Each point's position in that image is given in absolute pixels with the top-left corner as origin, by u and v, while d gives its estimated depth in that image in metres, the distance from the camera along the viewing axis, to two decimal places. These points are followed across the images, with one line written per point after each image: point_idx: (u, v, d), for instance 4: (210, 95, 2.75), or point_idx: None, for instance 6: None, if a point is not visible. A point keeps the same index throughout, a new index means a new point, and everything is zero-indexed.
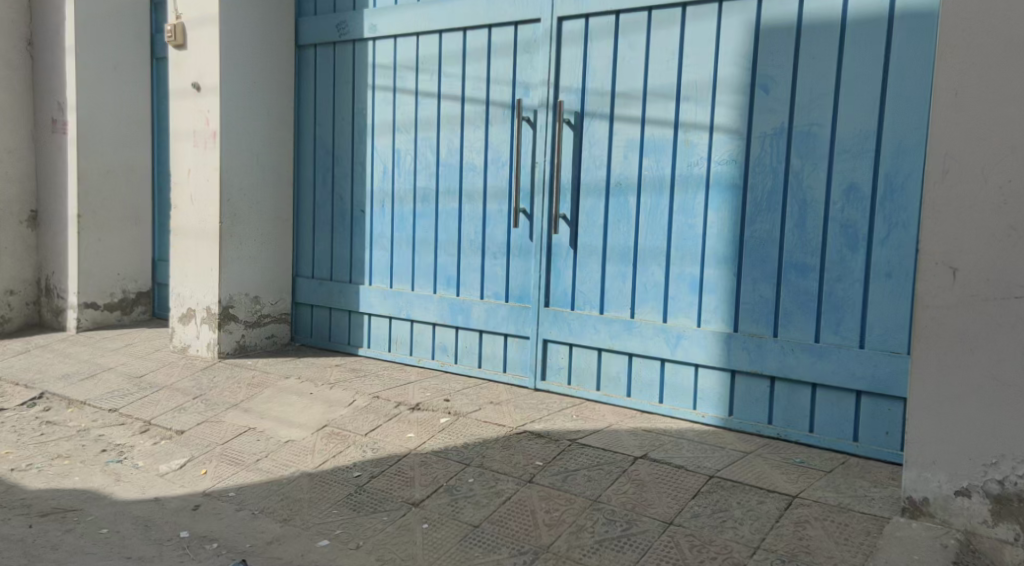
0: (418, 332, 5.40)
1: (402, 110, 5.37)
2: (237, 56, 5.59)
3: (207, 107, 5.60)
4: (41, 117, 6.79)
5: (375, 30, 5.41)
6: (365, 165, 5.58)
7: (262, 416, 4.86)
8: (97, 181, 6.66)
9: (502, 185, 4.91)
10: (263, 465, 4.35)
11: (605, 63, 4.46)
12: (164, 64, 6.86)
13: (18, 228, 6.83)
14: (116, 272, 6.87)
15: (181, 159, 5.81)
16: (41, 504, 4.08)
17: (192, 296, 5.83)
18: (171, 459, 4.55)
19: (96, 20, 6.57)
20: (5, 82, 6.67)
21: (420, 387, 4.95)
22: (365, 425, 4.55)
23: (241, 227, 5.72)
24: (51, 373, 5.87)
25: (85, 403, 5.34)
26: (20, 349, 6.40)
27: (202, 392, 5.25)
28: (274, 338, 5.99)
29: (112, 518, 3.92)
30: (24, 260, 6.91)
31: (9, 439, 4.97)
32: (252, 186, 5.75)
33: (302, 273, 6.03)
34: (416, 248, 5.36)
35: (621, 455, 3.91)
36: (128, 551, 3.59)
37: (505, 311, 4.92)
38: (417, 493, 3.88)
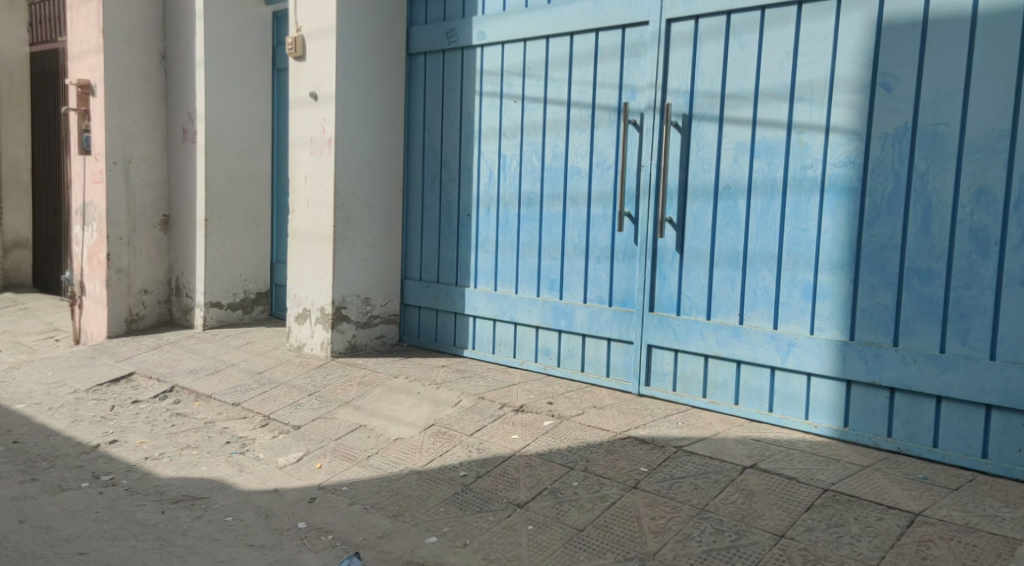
0: (522, 335, 5.45)
1: (508, 115, 5.43)
2: (352, 65, 5.79)
3: (324, 115, 5.82)
4: (173, 126, 7.24)
5: (484, 37, 5.50)
6: (472, 169, 5.68)
7: (372, 414, 5.02)
8: (221, 186, 7.03)
9: (607, 188, 4.90)
10: (374, 462, 4.49)
11: (715, 64, 4.39)
12: (284, 74, 7.17)
13: (152, 232, 7.31)
14: (238, 273, 7.23)
15: (299, 165, 6.07)
16: (172, 491, 4.34)
17: (307, 297, 6.06)
18: (288, 452, 4.76)
19: (222, 34, 6.93)
20: (141, 94, 7.15)
21: (524, 390, 5.00)
22: (471, 425, 4.63)
23: (354, 231, 5.91)
24: (180, 368, 6.24)
25: (211, 396, 5.65)
26: (152, 345, 6.84)
27: (316, 389, 5.47)
28: (383, 338, 6.17)
29: (235, 507, 4.13)
30: (156, 262, 7.37)
31: (143, 429, 5.32)
32: (365, 190, 5.93)
33: (410, 275, 6.18)
34: (519, 252, 5.42)
35: (729, 464, 3.83)
36: (251, 539, 3.78)
37: (609, 316, 4.90)
38: (522, 494, 3.93)
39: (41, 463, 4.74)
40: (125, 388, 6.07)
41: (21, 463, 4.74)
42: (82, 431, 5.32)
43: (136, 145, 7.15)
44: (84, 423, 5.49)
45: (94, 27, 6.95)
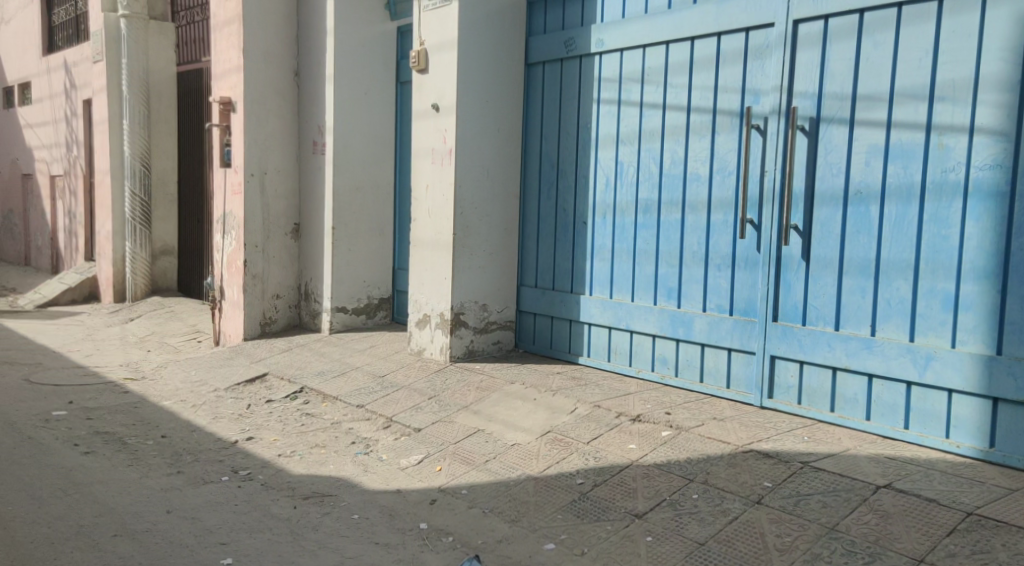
0: (638, 343, 5.39)
1: (626, 123, 5.40)
2: (473, 76, 5.89)
3: (445, 125, 5.95)
4: (304, 139, 7.60)
5: (602, 45, 5.49)
6: (588, 177, 5.67)
7: (489, 419, 5.08)
8: (347, 196, 7.31)
9: (729, 195, 4.80)
10: (492, 466, 4.55)
11: (846, 65, 4.22)
12: (407, 87, 7.39)
13: (284, 240, 7.68)
14: (362, 280, 7.49)
15: (420, 175, 6.22)
16: (303, 488, 4.54)
17: (428, 303, 6.20)
18: (410, 454, 4.89)
19: (350, 50, 7.20)
20: (275, 109, 7.53)
21: (641, 399, 4.94)
22: (588, 433, 4.62)
23: (473, 238, 6.01)
24: (309, 370, 6.52)
25: (337, 398, 5.88)
26: (284, 347, 7.18)
27: (436, 393, 5.59)
28: (500, 344, 6.24)
29: (361, 506, 4.28)
30: (287, 268, 7.74)
31: (276, 427, 5.59)
32: (483, 199, 6.03)
33: (526, 282, 6.24)
34: (636, 259, 5.37)
35: (860, 482, 3.66)
36: (376, 537, 3.90)
37: (730, 325, 4.78)
38: (641, 504, 3.89)
39: (186, 457, 5.06)
40: (259, 388, 6.40)
41: (168, 456, 5.07)
42: (222, 428, 5.64)
43: (270, 157, 7.53)
44: (223, 420, 5.82)
45: (235, 48, 7.39)
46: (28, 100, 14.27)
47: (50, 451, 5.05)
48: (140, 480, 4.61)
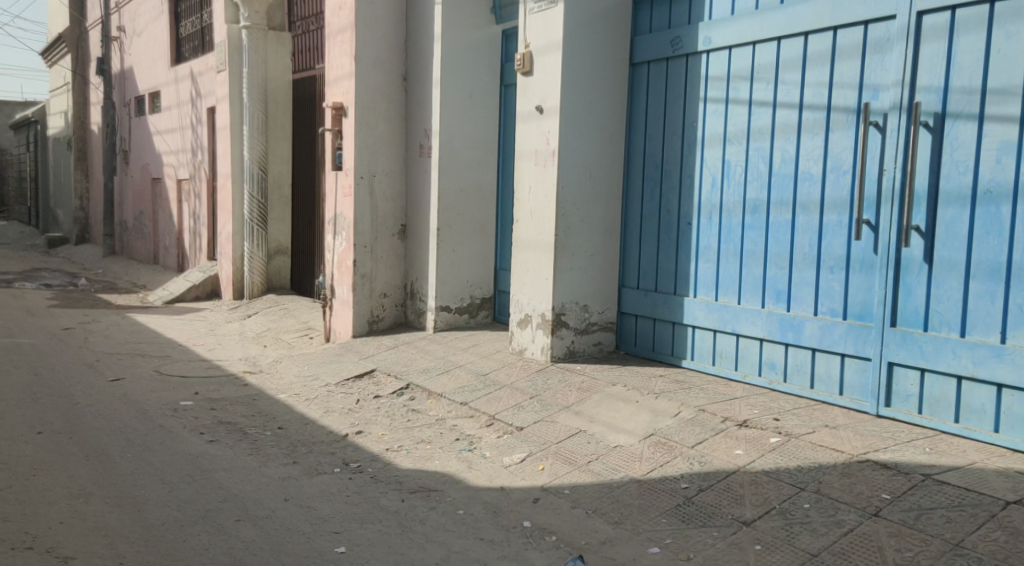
0: (745, 347, 5.27)
1: (734, 121, 5.30)
2: (578, 77, 5.90)
3: (549, 127, 5.97)
4: (412, 142, 7.78)
5: (710, 42, 5.40)
6: (694, 177, 5.59)
7: (592, 420, 5.08)
8: (453, 198, 7.44)
9: (844, 194, 4.64)
10: (595, 467, 4.55)
11: (975, 57, 4.02)
12: (512, 89, 7.46)
13: (391, 240, 7.88)
14: (465, 279, 7.60)
15: (523, 176, 6.25)
16: (410, 482, 4.66)
17: (529, 302, 6.22)
18: (513, 452, 4.94)
19: (457, 54, 7.33)
20: (384, 113, 7.75)
21: (748, 404, 4.83)
22: (692, 437, 4.55)
23: (575, 240, 6.01)
24: (415, 367, 6.67)
25: (442, 395, 5.99)
26: (390, 345, 7.37)
27: (538, 393, 5.62)
28: (601, 345, 6.21)
29: (466, 502, 4.35)
30: (394, 268, 7.94)
31: (384, 422, 5.75)
32: (587, 199, 6.03)
33: (628, 284, 6.19)
34: (743, 261, 5.26)
35: (988, 497, 3.48)
36: (481, 533, 3.96)
37: (844, 330, 4.63)
38: (749, 512, 3.81)
39: (300, 448, 5.27)
40: (368, 383, 6.60)
41: (284, 447, 5.29)
42: (333, 421, 5.85)
43: (379, 160, 7.75)
44: (335, 413, 6.04)
45: (348, 55, 7.65)
46: (158, 108, 15.16)
47: (178, 438, 5.36)
48: (258, 468, 4.84)
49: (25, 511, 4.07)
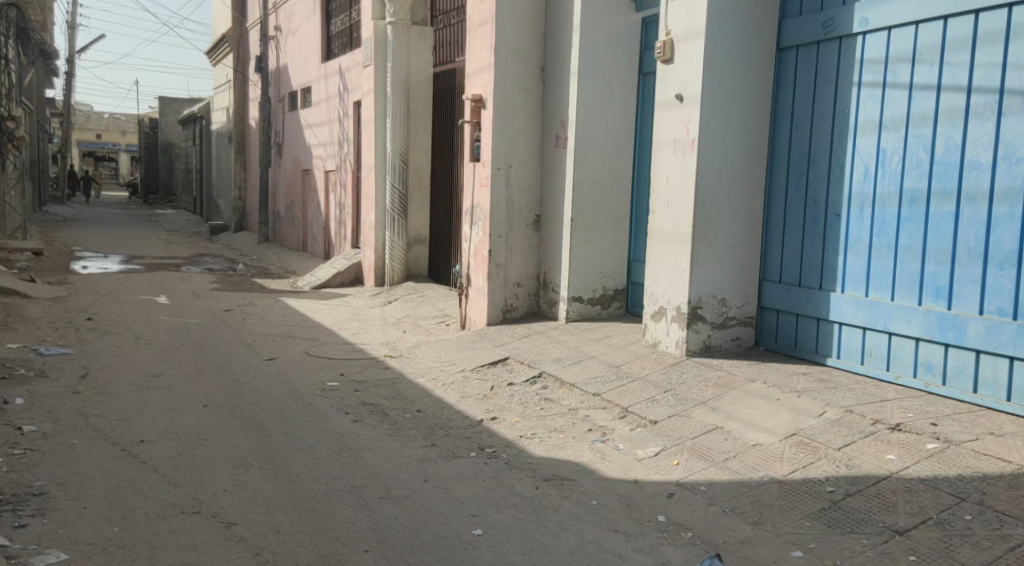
0: (898, 347, 4.97)
1: (891, 107, 5.00)
2: (721, 63, 5.73)
3: (688, 116, 5.83)
4: (548, 133, 7.81)
5: (867, 23, 5.12)
6: (845, 166, 5.32)
7: (729, 416, 4.94)
8: (589, 188, 7.42)
9: (1017, 184, 4.31)
10: (733, 465, 4.43)
11: None
12: (651, 78, 7.33)
13: (525, 231, 7.96)
14: (600, 270, 7.56)
15: (661, 166, 6.14)
16: (544, 469, 4.69)
17: (664, 294, 6.10)
18: (646, 446, 4.89)
19: (596, 42, 7.28)
20: (521, 104, 7.82)
21: (901, 407, 4.57)
22: (838, 439, 4.34)
23: (715, 231, 5.85)
24: (548, 357, 6.71)
25: (574, 385, 6.01)
26: (523, 334, 7.44)
27: (672, 386, 5.53)
28: (739, 340, 6.02)
29: (599, 492, 4.34)
30: (528, 258, 8.01)
31: (517, 410, 5.83)
32: (728, 190, 5.86)
33: (769, 278, 5.98)
34: (898, 256, 4.96)
35: None
36: (615, 524, 3.94)
37: (1014, 331, 4.30)
38: (901, 520, 3.61)
39: (438, 431, 5.42)
40: (502, 371, 6.70)
41: (423, 429, 5.47)
42: (469, 407, 5.98)
43: (515, 151, 7.84)
44: (470, 399, 6.17)
45: (489, 47, 7.76)
46: (308, 102, 15.93)
47: (325, 416, 5.64)
48: (399, 448, 5.01)
49: (193, 477, 4.39)
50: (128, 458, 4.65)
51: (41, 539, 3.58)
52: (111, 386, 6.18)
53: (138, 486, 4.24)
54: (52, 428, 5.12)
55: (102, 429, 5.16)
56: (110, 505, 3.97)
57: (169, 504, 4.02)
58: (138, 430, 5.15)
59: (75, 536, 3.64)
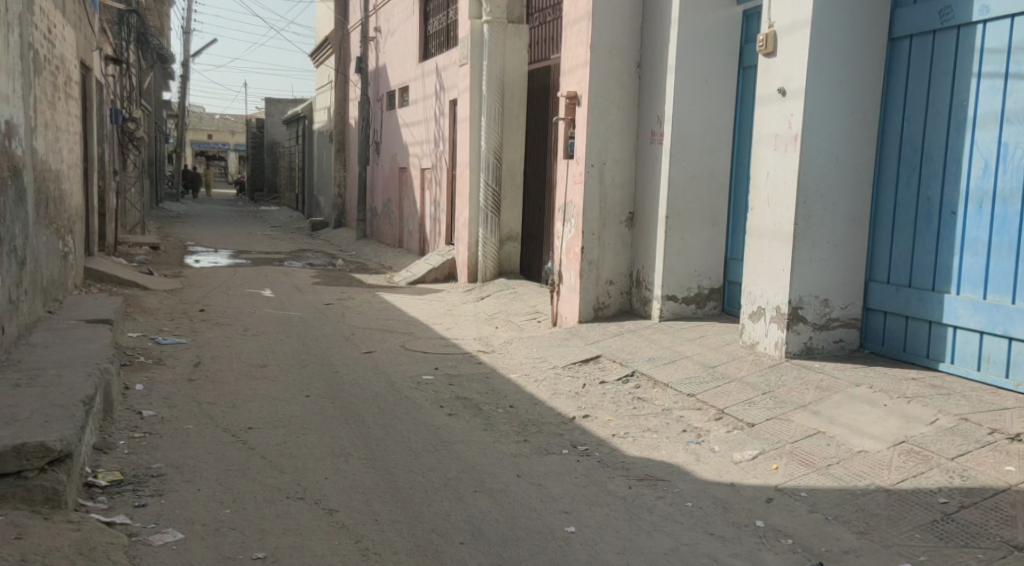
0: (1018, 352, 4.70)
1: (1014, 98, 4.73)
2: (828, 56, 5.54)
3: (791, 110, 5.65)
4: (644, 129, 7.72)
5: (989, 11, 4.86)
6: (961, 162, 5.07)
7: (832, 420, 4.78)
8: (686, 185, 7.30)
9: None
10: (836, 472, 4.28)
11: None
12: (752, 72, 7.16)
13: (619, 228, 7.90)
14: (695, 269, 7.43)
15: (761, 162, 5.98)
16: (637, 469, 4.65)
17: (762, 294, 5.94)
18: (743, 449, 4.78)
19: (696, 36, 7.15)
20: (617, 100, 7.77)
21: (1020, 416, 4.32)
22: (951, 448, 4.15)
23: (817, 229, 5.67)
24: (641, 355, 6.65)
25: (669, 385, 5.93)
26: (616, 332, 7.39)
27: (771, 388, 5.38)
28: (842, 343, 5.81)
29: (695, 494, 4.28)
30: (621, 256, 7.95)
31: (610, 408, 5.80)
32: (832, 187, 5.66)
33: (875, 278, 5.75)
34: (1019, 256, 4.69)
35: None
36: (711, 528, 3.88)
37: None
38: (1022, 536, 3.45)
39: (531, 428, 5.44)
40: (594, 369, 6.68)
41: (516, 424, 5.50)
42: (562, 404, 5.99)
43: (610, 148, 7.79)
44: (562, 396, 6.17)
45: (585, 43, 7.74)
46: (406, 102, 16.24)
47: (421, 409, 5.74)
48: (493, 443, 5.06)
49: (296, 464, 4.55)
50: (238, 444, 4.86)
51: (160, 518, 3.79)
52: (221, 374, 6.47)
53: (247, 471, 4.42)
54: (168, 413, 5.40)
55: (214, 415, 5.41)
56: (221, 489, 4.16)
57: (275, 489, 4.18)
58: (245, 417, 5.37)
59: (190, 516, 3.82)
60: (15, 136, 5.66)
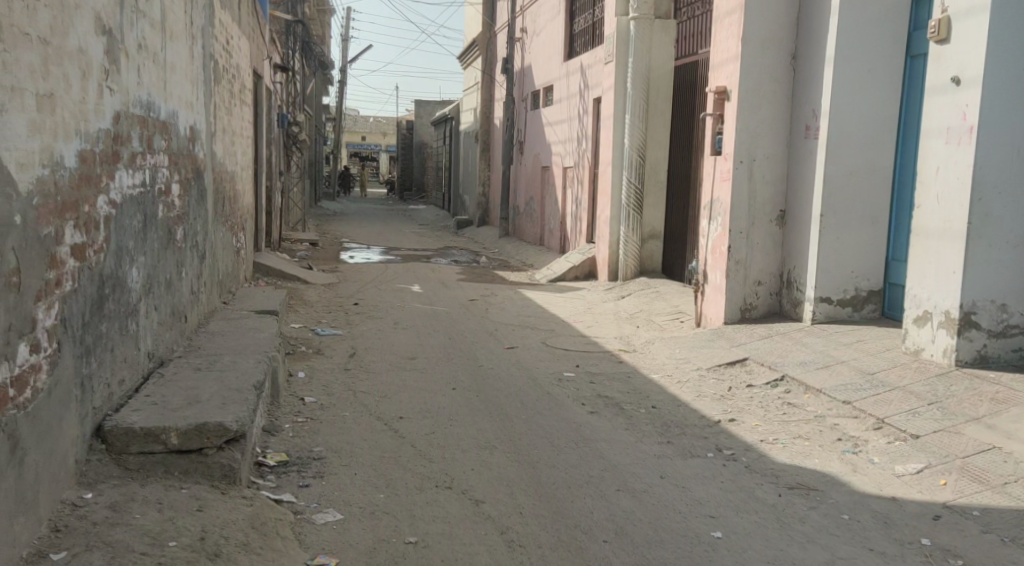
0: None
1: None
2: (1009, 42, 5.14)
3: (965, 101, 5.27)
4: (798, 123, 7.42)
5: None
6: None
7: (1009, 436, 4.45)
8: (843, 182, 6.96)
9: None
10: (1013, 491, 3.99)
11: None
12: (921, 61, 6.73)
13: (769, 226, 7.63)
14: (852, 270, 7.06)
15: (928, 157, 5.61)
16: (788, 477, 4.48)
17: (930, 297, 5.55)
18: (906, 462, 4.51)
19: (858, 25, 6.80)
20: (770, 95, 7.51)
21: None
22: None
23: (992, 228, 5.28)
24: (792, 359, 6.41)
25: (822, 391, 5.68)
26: (764, 334, 7.15)
27: (938, 399, 5.05)
28: (1022, 352, 5.39)
29: (852, 506, 4.08)
30: (771, 255, 7.68)
31: (758, 413, 5.62)
32: (1010, 183, 5.25)
33: None
34: None
35: None
36: (870, 543, 3.68)
37: None
38: None
39: (675, 429, 5.35)
40: (741, 372, 6.50)
41: (659, 425, 5.43)
42: (707, 406, 5.86)
43: (760, 144, 7.54)
44: (707, 398, 6.04)
45: (736, 36, 7.52)
46: (550, 101, 16.35)
47: (563, 405, 5.79)
48: (635, 443, 5.02)
49: (444, 454, 4.70)
50: (390, 431, 5.08)
51: (321, 499, 4.00)
52: (374, 365, 6.78)
53: (399, 459, 4.60)
54: (327, 400, 5.71)
55: (368, 403, 5.68)
56: (376, 474, 4.35)
57: (425, 477, 4.33)
58: (397, 407, 5.59)
59: (348, 499, 4.02)
60: (198, 139, 6.14)
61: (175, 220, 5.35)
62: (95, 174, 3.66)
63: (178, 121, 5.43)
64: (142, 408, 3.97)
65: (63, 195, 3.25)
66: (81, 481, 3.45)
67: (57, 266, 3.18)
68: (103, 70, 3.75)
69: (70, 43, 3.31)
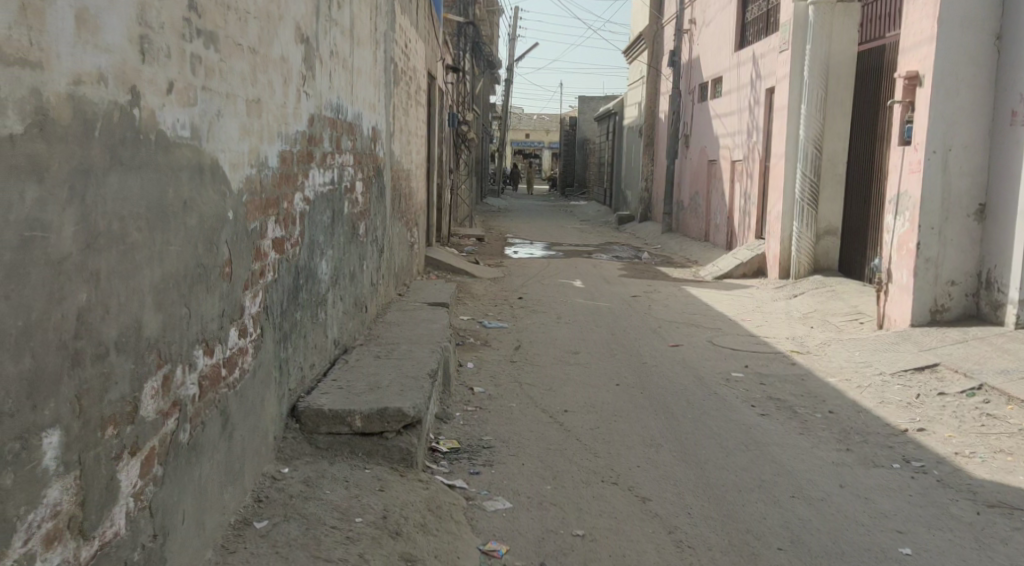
0: None
1: None
2: None
3: None
4: (1002, 109, 6.80)
5: None
6: None
7: None
8: None
9: None
10: None
11: None
12: None
13: (966, 221, 7.05)
14: None
15: None
16: (987, 494, 4.13)
17: None
18: None
19: None
20: (971, 79, 6.91)
21: None
22: None
23: None
24: (991, 366, 5.90)
25: None
26: (959, 338, 6.62)
27: None
28: None
29: None
30: (967, 253, 7.09)
31: (951, 423, 5.21)
32: None
33: None
34: None
35: None
36: None
37: None
38: None
39: (855, 436, 5.07)
40: (931, 378, 6.05)
41: (837, 431, 5.16)
42: (891, 413, 5.50)
43: (958, 132, 6.96)
44: (892, 405, 5.67)
45: (931, 17, 6.98)
46: (718, 93, 15.89)
47: (733, 407, 5.62)
48: (811, 448, 4.80)
49: (610, 449, 4.69)
50: (555, 424, 5.14)
51: (491, 487, 4.11)
52: (540, 358, 6.87)
53: (565, 451, 4.65)
54: (495, 391, 5.84)
55: (534, 395, 5.76)
56: (543, 465, 4.43)
57: (591, 471, 4.35)
58: (562, 400, 5.64)
59: (517, 488, 4.11)
60: (378, 140, 6.46)
61: (358, 216, 5.66)
62: (293, 174, 3.94)
63: (363, 123, 5.74)
64: (330, 391, 4.23)
65: (267, 193, 3.52)
66: (279, 456, 3.74)
67: (261, 258, 3.45)
68: (301, 77, 4.02)
69: (275, 51, 3.57)
